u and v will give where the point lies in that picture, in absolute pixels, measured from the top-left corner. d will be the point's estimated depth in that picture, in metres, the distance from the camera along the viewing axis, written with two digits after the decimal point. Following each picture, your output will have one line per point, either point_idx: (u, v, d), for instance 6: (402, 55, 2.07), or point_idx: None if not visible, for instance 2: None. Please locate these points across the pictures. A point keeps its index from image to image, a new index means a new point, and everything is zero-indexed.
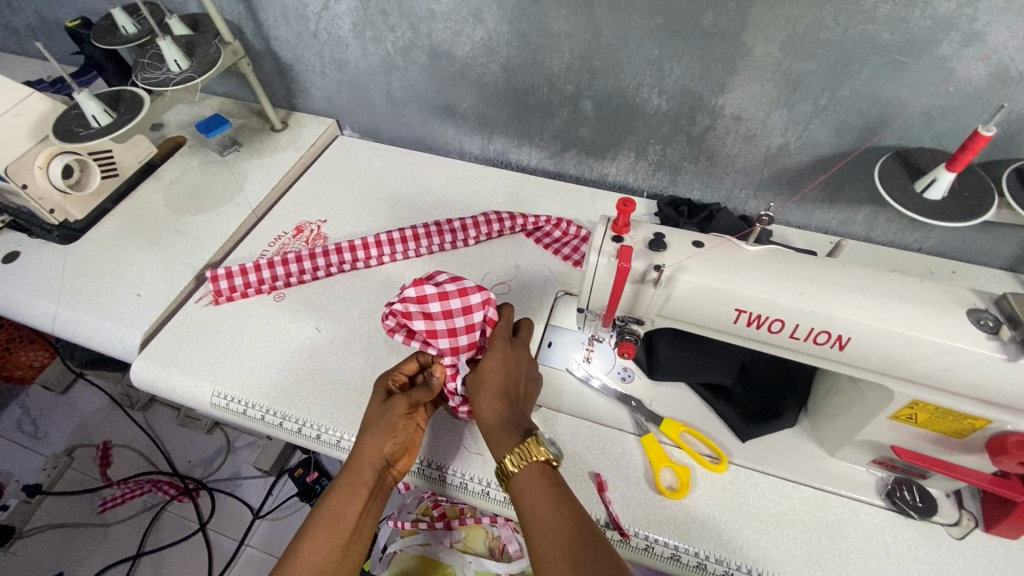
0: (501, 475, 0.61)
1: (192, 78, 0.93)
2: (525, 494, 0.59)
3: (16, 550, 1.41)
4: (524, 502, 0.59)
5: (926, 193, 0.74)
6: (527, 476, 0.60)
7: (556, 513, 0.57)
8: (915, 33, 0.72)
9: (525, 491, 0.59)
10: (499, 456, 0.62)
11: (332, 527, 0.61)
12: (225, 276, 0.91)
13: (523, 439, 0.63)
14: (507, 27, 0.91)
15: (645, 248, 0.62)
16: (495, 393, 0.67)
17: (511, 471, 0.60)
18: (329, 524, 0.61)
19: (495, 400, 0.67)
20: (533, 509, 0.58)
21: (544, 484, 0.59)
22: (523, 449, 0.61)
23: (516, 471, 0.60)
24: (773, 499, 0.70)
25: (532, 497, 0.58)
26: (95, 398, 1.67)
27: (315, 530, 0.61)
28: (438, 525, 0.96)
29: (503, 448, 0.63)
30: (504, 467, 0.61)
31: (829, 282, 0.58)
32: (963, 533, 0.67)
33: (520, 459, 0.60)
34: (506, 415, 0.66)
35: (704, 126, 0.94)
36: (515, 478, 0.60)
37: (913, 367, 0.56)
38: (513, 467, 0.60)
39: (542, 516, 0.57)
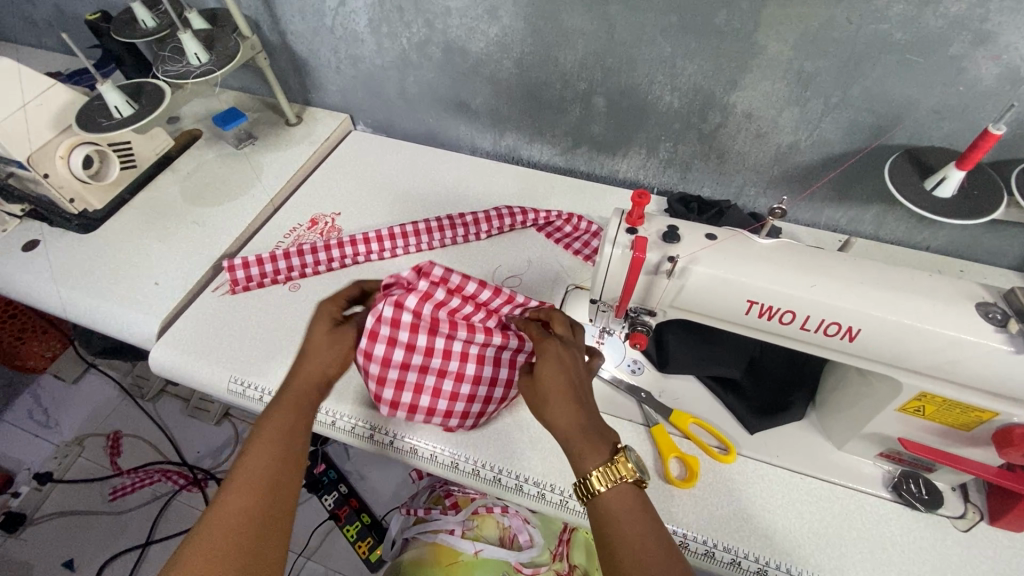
0: (583, 490, 0.56)
1: (212, 71, 0.94)
2: (615, 516, 0.55)
3: (27, 536, 1.43)
4: (614, 524, 0.55)
5: (935, 191, 0.75)
6: (617, 498, 0.55)
7: (650, 546, 0.53)
8: (926, 33, 0.73)
9: (615, 515, 0.55)
10: (582, 473, 0.57)
11: (270, 446, 0.60)
12: (240, 266, 0.92)
13: (608, 454, 0.57)
14: (522, 24, 0.92)
15: (659, 240, 0.63)
16: (564, 395, 0.60)
17: (599, 490, 0.55)
18: (265, 444, 0.60)
19: (563, 409, 0.59)
20: (623, 531, 0.54)
21: (633, 508, 0.55)
22: (614, 468, 0.56)
23: (605, 491, 0.55)
24: (781, 490, 0.71)
25: (622, 518, 0.54)
26: (105, 388, 1.68)
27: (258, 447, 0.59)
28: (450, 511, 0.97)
29: (591, 460, 0.56)
30: (591, 484, 0.56)
31: (839, 276, 0.59)
32: (969, 526, 0.68)
33: (610, 478, 0.55)
34: (586, 422, 0.59)
35: (716, 124, 0.95)
36: (603, 498, 0.56)
37: (921, 359, 0.57)
38: (600, 486, 0.55)
39: (634, 540, 0.53)
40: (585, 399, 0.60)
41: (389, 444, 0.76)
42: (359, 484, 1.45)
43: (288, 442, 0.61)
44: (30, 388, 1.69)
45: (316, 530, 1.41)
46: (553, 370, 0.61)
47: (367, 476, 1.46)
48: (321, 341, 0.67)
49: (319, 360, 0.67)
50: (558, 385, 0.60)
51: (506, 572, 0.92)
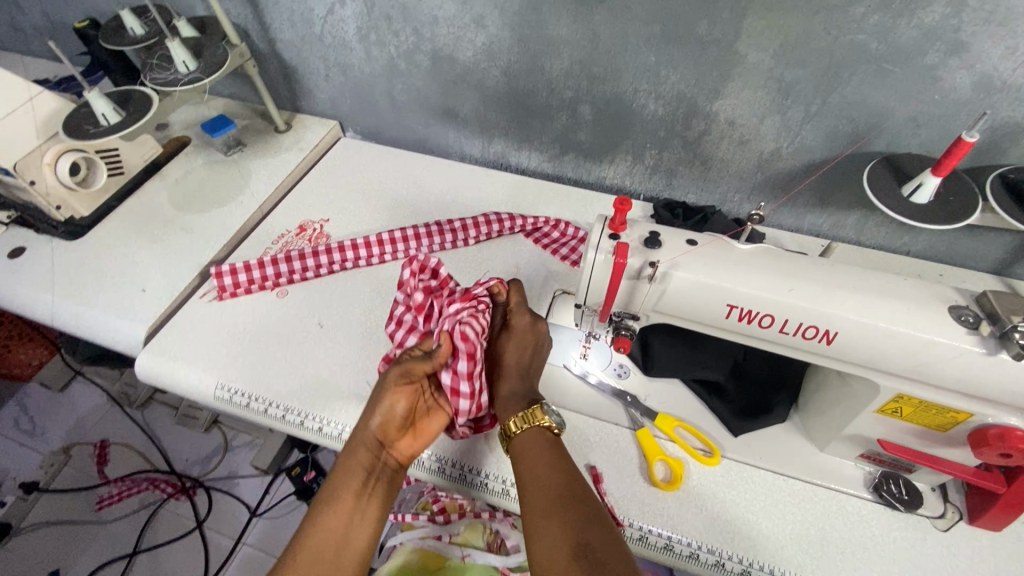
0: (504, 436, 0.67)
1: (200, 79, 0.95)
2: (527, 454, 0.64)
3: (11, 546, 1.41)
4: (524, 459, 0.64)
5: (912, 197, 0.77)
6: (529, 438, 0.65)
7: (553, 474, 0.61)
8: (902, 43, 0.75)
9: (526, 453, 0.64)
10: (505, 420, 0.68)
11: (342, 516, 0.60)
12: (229, 272, 0.92)
13: (527, 407, 0.68)
14: (509, 33, 0.94)
15: (641, 246, 0.64)
16: (508, 362, 0.74)
17: (514, 433, 0.66)
18: (339, 514, 0.61)
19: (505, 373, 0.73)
20: (530, 465, 0.63)
21: (543, 448, 0.64)
22: (527, 414, 0.66)
23: (518, 433, 0.66)
24: (765, 492, 0.72)
25: (531, 455, 0.63)
26: (93, 396, 1.67)
27: (334, 511, 0.61)
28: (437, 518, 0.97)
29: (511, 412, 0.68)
30: (509, 429, 0.66)
31: (817, 280, 0.60)
32: (948, 526, 0.69)
33: (524, 422, 0.65)
34: (516, 388, 0.72)
35: (700, 131, 0.96)
36: (517, 439, 0.66)
37: (897, 361, 0.58)
38: (516, 429, 0.66)
39: (538, 472, 0.61)
40: (524, 371, 0.74)
41: None
42: None
43: (357, 506, 0.61)
44: (15, 396, 1.67)
45: None
46: (514, 346, 0.74)
47: None
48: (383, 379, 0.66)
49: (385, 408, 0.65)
50: (510, 359, 0.74)
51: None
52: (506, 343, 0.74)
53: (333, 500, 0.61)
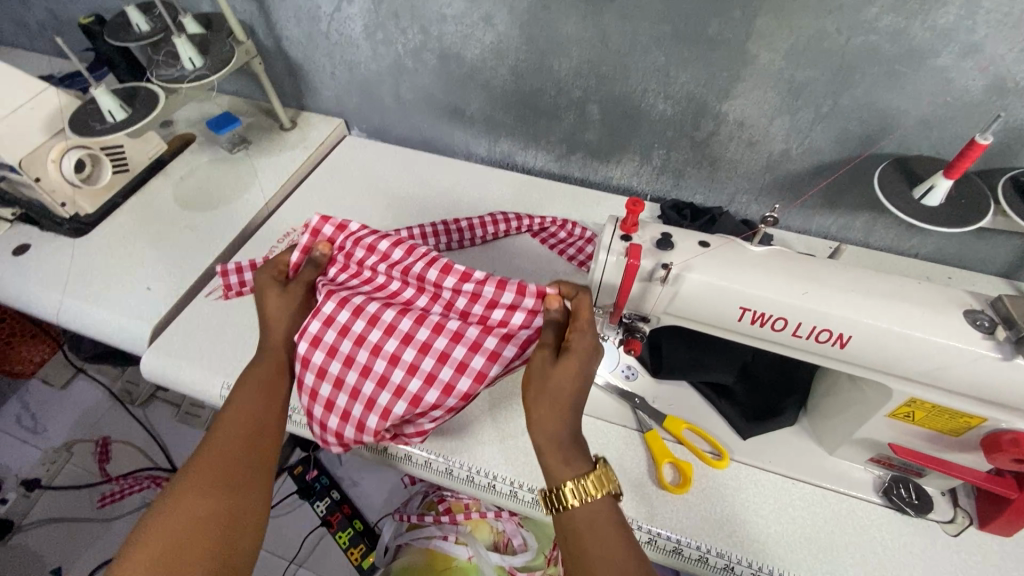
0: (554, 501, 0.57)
1: (206, 76, 0.94)
2: (587, 529, 0.55)
3: (13, 543, 1.41)
4: (583, 535, 0.56)
5: (924, 200, 0.76)
6: (587, 511, 0.56)
7: (621, 558, 0.53)
8: (915, 44, 0.74)
9: (585, 530, 0.56)
10: (555, 484, 0.58)
11: (251, 403, 0.65)
12: (234, 271, 0.89)
13: (586, 469, 0.58)
14: (517, 32, 0.93)
15: (653, 247, 0.64)
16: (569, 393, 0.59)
17: (570, 504, 0.56)
18: (247, 400, 0.65)
19: (558, 407, 0.59)
20: (588, 539, 0.55)
21: (606, 522, 0.56)
22: (588, 482, 0.56)
23: (575, 505, 0.56)
24: (774, 495, 0.72)
25: (590, 527, 0.56)
26: (95, 393, 1.67)
27: (240, 401, 0.65)
28: (444, 519, 0.97)
29: (569, 471, 0.58)
30: (565, 498, 0.56)
31: (830, 284, 0.59)
32: (958, 530, 0.69)
33: (587, 494, 0.56)
34: (569, 431, 0.59)
35: (708, 132, 0.96)
36: (573, 511, 0.56)
37: (910, 365, 0.58)
38: (572, 500, 0.56)
39: (605, 551, 0.54)
40: (580, 407, 0.60)
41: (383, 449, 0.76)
42: (350, 490, 1.43)
43: (268, 395, 0.66)
44: (17, 393, 1.67)
45: (308, 536, 1.40)
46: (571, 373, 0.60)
47: (359, 482, 1.45)
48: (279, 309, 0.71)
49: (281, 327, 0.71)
50: (559, 392, 0.59)
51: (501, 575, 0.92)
52: (554, 371, 0.60)
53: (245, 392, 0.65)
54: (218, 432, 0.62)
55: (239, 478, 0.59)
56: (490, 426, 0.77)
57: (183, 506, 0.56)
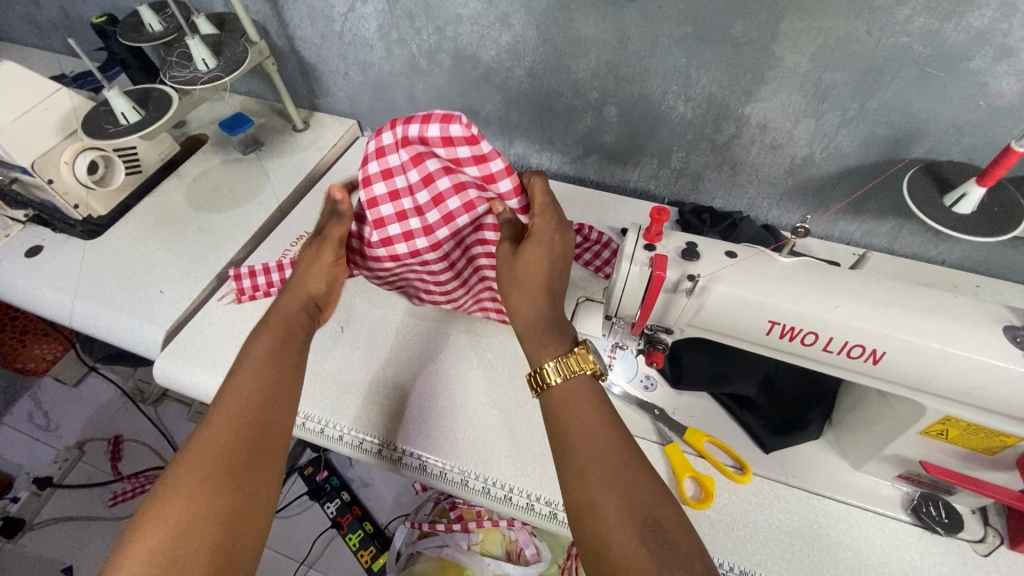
0: (539, 383, 0.59)
1: (220, 77, 0.93)
2: (566, 407, 0.57)
3: (25, 541, 1.42)
4: (567, 420, 0.56)
5: (955, 208, 0.74)
6: (568, 387, 0.58)
7: (597, 427, 0.55)
8: (948, 47, 0.72)
9: (567, 406, 0.57)
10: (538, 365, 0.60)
11: (255, 379, 0.61)
12: (248, 274, 0.90)
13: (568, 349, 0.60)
14: (534, 32, 0.91)
15: (678, 257, 0.62)
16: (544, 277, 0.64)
17: (552, 381, 0.58)
18: (251, 377, 0.61)
19: (530, 287, 0.64)
20: (572, 421, 0.56)
21: (584, 398, 0.57)
22: (568, 361, 0.58)
23: (557, 382, 0.58)
24: (798, 512, 0.70)
25: (573, 409, 0.56)
26: (107, 391, 1.67)
27: (244, 378, 0.60)
28: (457, 527, 0.95)
29: (547, 353, 0.60)
30: (544, 376, 0.58)
31: (863, 297, 0.57)
32: (989, 550, 0.67)
33: (567, 370, 0.58)
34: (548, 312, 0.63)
35: (729, 135, 0.94)
36: (556, 389, 0.58)
37: (946, 382, 0.56)
38: (554, 378, 0.58)
39: (583, 424, 0.55)
40: (554, 292, 0.65)
41: (397, 459, 0.75)
42: (361, 492, 1.43)
43: (275, 365, 0.62)
44: (30, 391, 1.68)
45: (319, 536, 1.39)
46: (536, 263, 0.64)
47: (370, 483, 1.44)
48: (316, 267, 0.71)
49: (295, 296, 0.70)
50: (529, 275, 0.64)
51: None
52: (522, 255, 0.64)
53: (246, 367, 0.61)
54: (219, 409, 0.57)
55: (246, 461, 0.55)
56: (506, 437, 0.76)
57: (177, 495, 0.51)
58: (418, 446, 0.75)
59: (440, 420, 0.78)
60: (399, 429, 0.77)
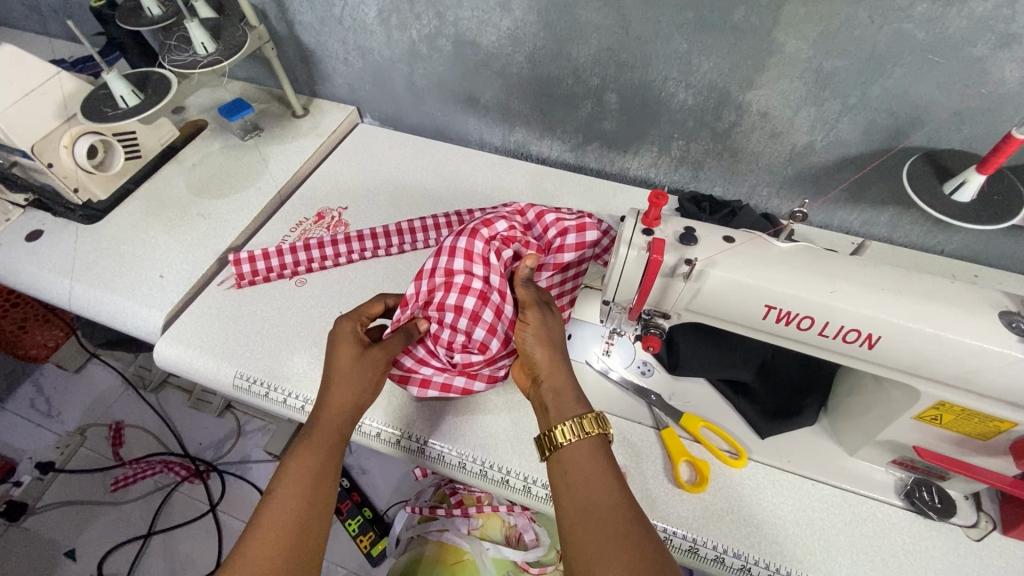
0: (548, 445, 0.60)
1: (218, 61, 0.93)
2: (577, 467, 0.58)
3: (28, 525, 1.43)
4: (574, 479, 0.57)
5: (955, 195, 0.73)
6: (579, 450, 0.59)
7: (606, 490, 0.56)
8: (951, 33, 0.71)
9: (578, 464, 0.58)
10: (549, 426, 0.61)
11: (299, 482, 0.59)
12: (247, 259, 0.91)
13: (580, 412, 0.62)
14: (535, 18, 0.91)
15: (676, 242, 0.62)
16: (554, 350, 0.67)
17: (564, 441, 0.59)
18: (293, 478, 0.60)
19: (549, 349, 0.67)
20: (580, 484, 0.57)
21: (594, 459, 0.59)
22: (584, 421, 0.60)
23: (570, 442, 0.59)
24: (792, 496, 0.70)
25: (583, 472, 0.58)
26: (108, 377, 1.68)
27: (283, 491, 0.59)
28: (456, 511, 0.97)
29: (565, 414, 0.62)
30: (556, 435, 0.60)
31: (859, 282, 0.58)
32: (982, 535, 0.67)
33: (581, 430, 0.59)
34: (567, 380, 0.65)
35: (730, 123, 0.93)
36: (565, 449, 0.59)
37: (941, 367, 0.56)
38: (566, 439, 0.59)
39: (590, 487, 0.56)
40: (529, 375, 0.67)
41: (396, 442, 0.76)
42: (361, 478, 1.44)
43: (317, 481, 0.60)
44: (32, 377, 1.68)
45: None
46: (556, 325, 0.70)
47: (370, 470, 1.46)
48: (349, 367, 0.67)
49: (342, 391, 0.66)
50: (555, 333, 0.68)
51: (512, 570, 0.93)
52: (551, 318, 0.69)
53: (290, 468, 0.60)
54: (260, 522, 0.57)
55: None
56: (504, 422, 0.77)
57: None
58: (415, 429, 0.76)
59: (439, 403, 0.78)
60: (398, 414, 0.77)
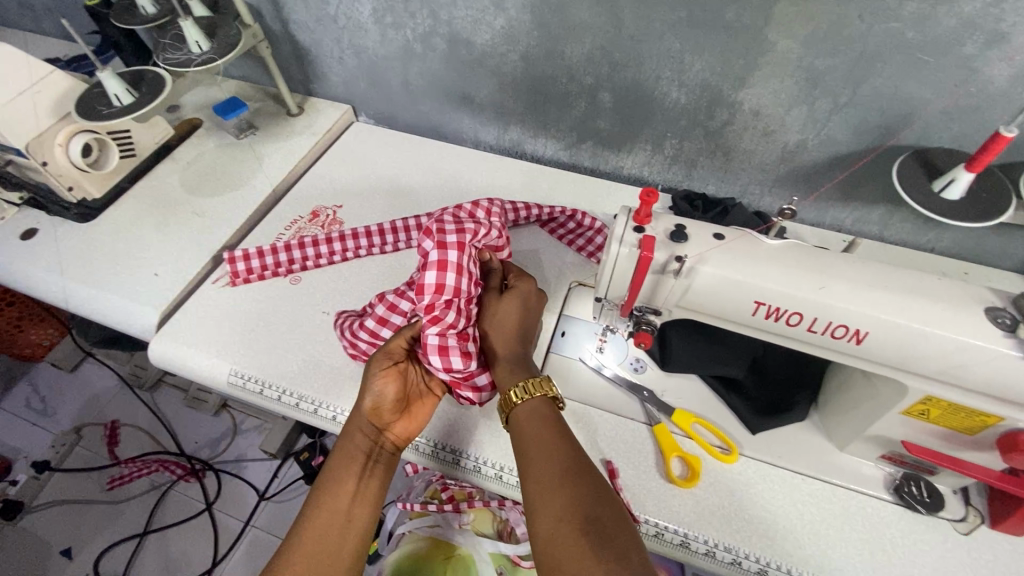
0: (504, 408, 0.66)
1: (213, 59, 0.93)
2: (528, 426, 0.63)
3: (24, 524, 1.43)
4: (527, 434, 0.62)
5: (943, 193, 0.74)
6: (531, 411, 0.64)
7: (553, 447, 0.60)
8: (939, 32, 0.72)
9: (527, 425, 0.63)
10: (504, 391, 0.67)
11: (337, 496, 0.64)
12: (241, 258, 0.91)
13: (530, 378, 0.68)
14: (528, 17, 0.91)
15: (666, 239, 0.63)
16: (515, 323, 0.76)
17: (517, 404, 0.65)
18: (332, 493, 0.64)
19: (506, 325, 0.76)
20: (531, 442, 0.61)
21: (545, 420, 0.63)
22: (532, 386, 0.66)
23: (520, 405, 0.65)
24: (783, 491, 0.71)
25: (532, 432, 0.62)
26: (103, 376, 1.68)
27: (323, 506, 0.63)
28: (447, 506, 0.97)
29: (515, 382, 0.67)
30: (511, 399, 0.65)
31: (847, 278, 0.58)
32: (969, 529, 0.68)
33: (526, 393, 0.65)
34: (520, 352, 0.74)
35: (723, 121, 0.94)
36: (519, 411, 0.65)
37: (927, 361, 0.57)
38: (517, 400, 0.65)
39: (539, 445, 0.60)
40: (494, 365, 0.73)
41: None
42: None
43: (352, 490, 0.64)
44: (26, 376, 1.68)
45: None
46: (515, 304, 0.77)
47: None
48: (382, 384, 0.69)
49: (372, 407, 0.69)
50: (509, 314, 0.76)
51: (506, 566, 0.94)
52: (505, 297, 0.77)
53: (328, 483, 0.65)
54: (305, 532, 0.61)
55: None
56: (498, 418, 0.77)
57: None
58: None
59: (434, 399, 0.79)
60: None
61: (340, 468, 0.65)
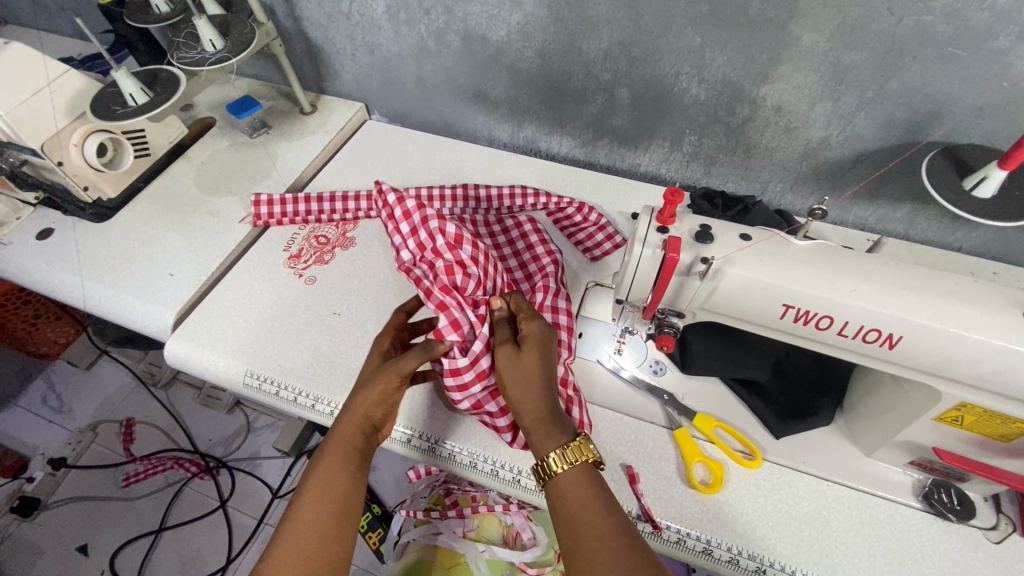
0: (542, 474, 0.59)
1: (227, 58, 0.92)
2: (570, 495, 0.57)
3: (42, 520, 1.44)
4: (569, 504, 0.57)
5: (974, 191, 0.72)
6: (572, 477, 0.58)
7: (599, 514, 0.55)
8: (973, 25, 0.69)
9: (568, 493, 0.57)
10: (541, 455, 0.60)
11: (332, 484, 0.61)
12: (266, 203, 0.98)
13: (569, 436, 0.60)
14: (545, 12, 0.89)
15: (691, 240, 0.61)
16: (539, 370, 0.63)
17: (556, 471, 0.58)
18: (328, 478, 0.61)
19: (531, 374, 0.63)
20: (577, 516, 0.56)
21: (586, 483, 0.58)
22: (570, 449, 0.59)
23: (560, 472, 0.58)
24: (808, 497, 0.69)
25: (574, 501, 0.57)
26: (118, 374, 1.69)
27: (311, 496, 0.60)
28: (451, 513, 0.97)
29: (549, 444, 0.59)
30: (548, 466, 0.59)
31: (880, 280, 0.56)
32: (1002, 538, 0.66)
33: (565, 460, 0.58)
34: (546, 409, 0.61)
35: (743, 118, 0.92)
36: (559, 478, 0.58)
37: (964, 367, 0.55)
38: (558, 467, 0.58)
39: (586, 518, 0.55)
40: (553, 387, 0.63)
41: (409, 441, 0.75)
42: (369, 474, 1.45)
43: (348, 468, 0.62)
44: (43, 373, 1.70)
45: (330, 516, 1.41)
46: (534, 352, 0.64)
47: (377, 467, 1.46)
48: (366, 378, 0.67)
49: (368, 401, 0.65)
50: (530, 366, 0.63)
51: (510, 571, 0.93)
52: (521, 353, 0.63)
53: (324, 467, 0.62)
54: (298, 516, 0.59)
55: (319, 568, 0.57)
56: None
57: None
58: (425, 427, 0.76)
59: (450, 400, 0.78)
60: (407, 413, 0.77)
61: (332, 458, 0.62)
